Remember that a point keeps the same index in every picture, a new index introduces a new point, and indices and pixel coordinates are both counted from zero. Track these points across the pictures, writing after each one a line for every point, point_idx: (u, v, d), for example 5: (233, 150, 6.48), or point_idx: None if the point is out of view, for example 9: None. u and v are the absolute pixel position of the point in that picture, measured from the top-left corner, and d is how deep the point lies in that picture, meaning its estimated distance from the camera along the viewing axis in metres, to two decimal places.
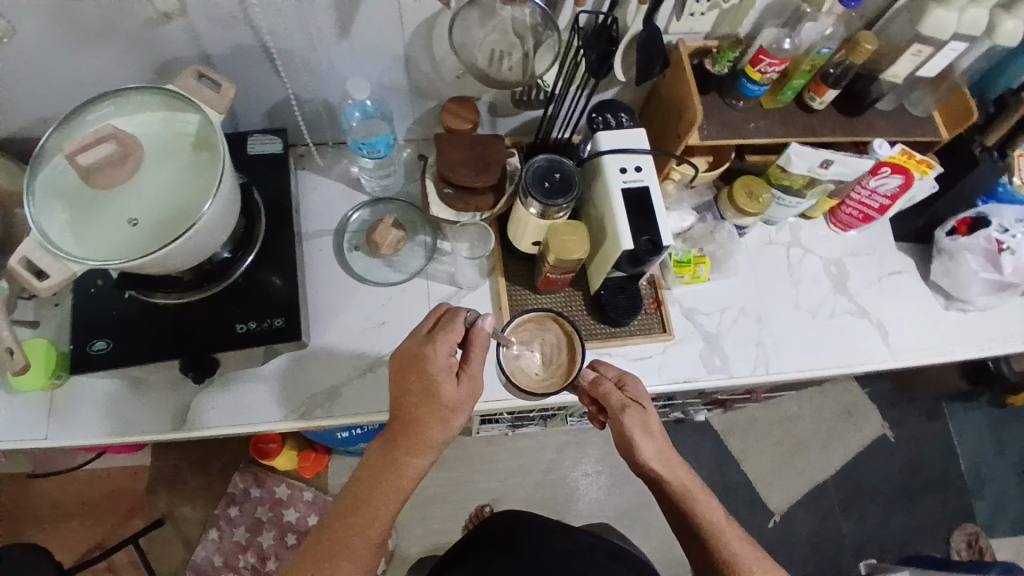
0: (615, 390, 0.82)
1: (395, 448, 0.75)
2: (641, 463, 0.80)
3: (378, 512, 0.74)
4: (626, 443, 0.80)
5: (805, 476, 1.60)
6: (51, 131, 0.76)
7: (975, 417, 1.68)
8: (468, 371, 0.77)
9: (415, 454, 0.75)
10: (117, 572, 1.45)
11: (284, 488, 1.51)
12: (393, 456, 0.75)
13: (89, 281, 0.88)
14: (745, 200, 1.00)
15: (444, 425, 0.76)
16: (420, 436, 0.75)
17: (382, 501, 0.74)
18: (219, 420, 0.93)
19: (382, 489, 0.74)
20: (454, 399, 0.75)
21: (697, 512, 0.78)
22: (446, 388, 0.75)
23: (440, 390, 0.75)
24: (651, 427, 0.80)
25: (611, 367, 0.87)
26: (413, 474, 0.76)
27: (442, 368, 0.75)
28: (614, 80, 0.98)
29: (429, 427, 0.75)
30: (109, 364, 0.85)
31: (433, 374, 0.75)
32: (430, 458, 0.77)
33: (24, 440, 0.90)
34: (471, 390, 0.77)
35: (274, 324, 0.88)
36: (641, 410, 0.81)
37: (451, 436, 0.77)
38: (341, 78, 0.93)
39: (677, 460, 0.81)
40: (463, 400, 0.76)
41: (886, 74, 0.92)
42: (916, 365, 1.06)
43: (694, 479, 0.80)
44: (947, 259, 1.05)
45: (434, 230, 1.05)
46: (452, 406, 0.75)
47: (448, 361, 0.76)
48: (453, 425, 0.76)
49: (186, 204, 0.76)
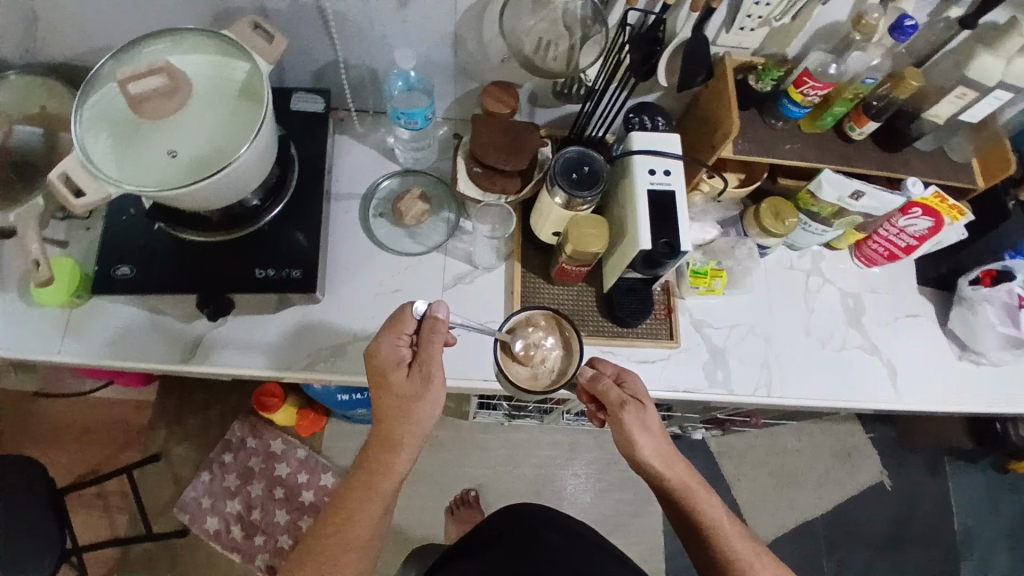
0: (613, 387, 0.83)
1: (369, 450, 0.79)
2: (638, 461, 0.81)
3: (358, 514, 0.77)
4: (624, 440, 0.81)
5: (793, 510, 1.59)
6: (106, 60, 0.79)
7: (976, 478, 1.65)
8: (420, 360, 0.78)
9: (386, 452, 0.78)
10: (107, 499, 1.49)
11: (279, 443, 1.55)
12: (366, 456, 0.79)
13: (122, 210, 0.92)
14: (771, 221, 1.00)
15: (404, 418, 0.77)
16: (384, 431, 0.78)
17: (366, 503, 0.78)
18: (227, 361, 0.95)
19: (361, 492, 0.78)
20: (406, 391, 0.78)
21: (696, 510, 0.81)
22: (394, 379, 0.78)
23: (388, 382, 0.78)
24: (648, 422, 0.81)
25: (611, 364, 0.88)
26: (396, 475, 0.79)
27: (387, 361, 0.78)
28: (656, 85, 0.98)
29: (388, 421, 0.78)
30: (130, 289, 0.88)
31: (380, 368, 0.79)
32: (410, 455, 0.79)
33: (37, 352, 0.94)
34: (425, 378, 0.78)
35: (292, 274, 0.90)
36: (640, 407, 0.81)
37: (420, 429, 0.78)
38: (389, 48, 0.95)
39: (676, 458, 0.83)
40: (417, 389, 0.78)
41: (929, 112, 0.91)
42: (922, 411, 1.05)
43: (692, 475, 0.82)
44: (966, 309, 1.04)
45: (458, 208, 1.07)
46: (407, 398, 0.78)
47: (395, 353, 0.79)
48: (416, 416, 0.78)
49: (224, 145, 0.78)
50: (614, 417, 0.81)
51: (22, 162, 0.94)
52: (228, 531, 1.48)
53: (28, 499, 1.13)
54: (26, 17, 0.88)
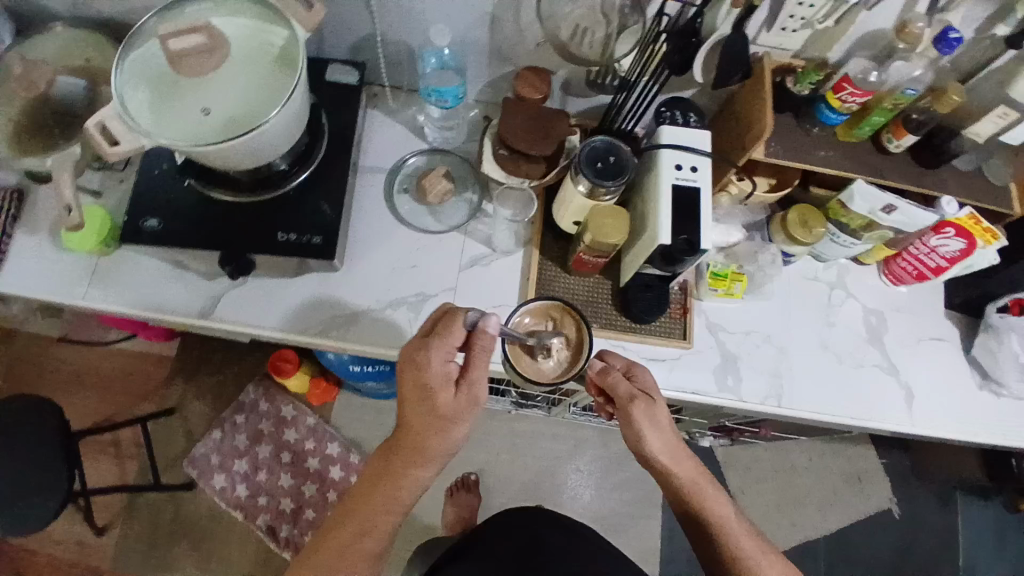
0: (623, 382, 0.82)
1: (392, 461, 0.79)
2: (646, 455, 0.81)
3: (376, 524, 0.79)
4: (633, 435, 0.80)
5: (796, 528, 1.56)
6: (151, 16, 0.81)
7: (989, 515, 1.60)
8: (468, 378, 0.77)
9: (411, 465, 0.79)
10: (121, 447, 1.53)
11: (291, 409, 1.58)
12: (389, 468, 0.79)
13: (154, 164, 0.94)
14: (798, 229, 0.98)
15: (441, 435, 0.77)
16: (417, 445, 0.78)
17: (384, 513, 0.79)
18: (245, 321, 0.98)
19: (378, 503, 0.79)
20: (451, 408, 0.76)
21: (705, 509, 0.81)
22: (441, 396, 0.75)
23: (435, 398, 0.75)
24: (658, 417, 0.80)
25: (620, 356, 0.86)
26: (414, 487, 0.80)
27: (437, 375, 0.75)
28: (691, 80, 0.97)
29: (425, 436, 0.77)
30: (155, 241, 0.91)
31: (427, 382, 0.75)
32: (431, 469, 0.80)
33: (64, 295, 0.97)
34: (471, 398, 0.77)
35: (312, 240, 0.92)
36: (649, 401, 0.80)
37: (450, 446, 0.79)
38: (426, 24, 0.95)
39: (685, 453, 0.82)
40: (461, 409, 0.77)
41: (969, 130, 0.88)
42: (935, 437, 1.02)
43: (699, 472, 0.82)
44: (991, 337, 1.01)
45: (481, 190, 1.07)
46: (449, 416, 0.76)
47: (444, 368, 0.76)
48: (451, 434, 0.77)
49: (256, 108, 0.80)
50: (623, 411, 0.80)
51: (64, 110, 0.97)
52: (234, 490, 1.51)
53: (44, 438, 1.17)
54: None
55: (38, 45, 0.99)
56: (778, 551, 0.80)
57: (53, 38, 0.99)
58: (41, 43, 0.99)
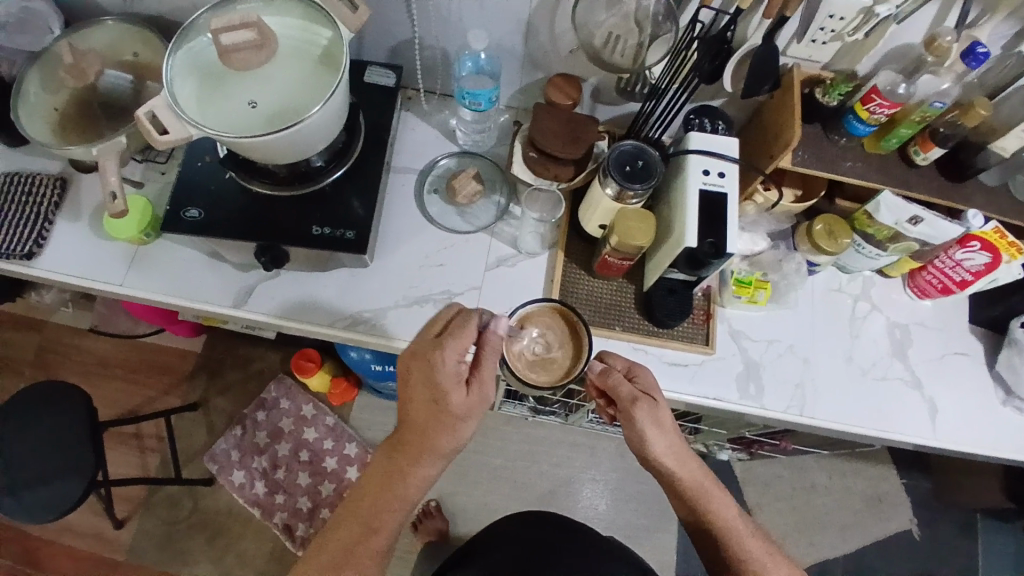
0: (625, 382, 0.81)
1: (399, 458, 0.80)
2: (651, 457, 0.81)
3: (383, 522, 0.79)
4: (637, 438, 0.80)
5: (813, 548, 1.54)
6: (205, 10, 0.85)
7: (1013, 542, 1.56)
8: (479, 377, 0.78)
9: (419, 462, 0.79)
10: (143, 440, 1.56)
11: (311, 407, 1.59)
12: (397, 464, 0.80)
13: (197, 156, 0.98)
14: (823, 237, 1.00)
15: (451, 433, 0.79)
16: (426, 444, 0.79)
17: (391, 510, 0.79)
18: (277, 312, 1.00)
19: (387, 500, 0.79)
20: (462, 408, 0.78)
21: (711, 513, 0.82)
22: (454, 397, 0.77)
23: (448, 398, 0.77)
24: (660, 418, 0.80)
25: (621, 358, 0.86)
26: (420, 483, 0.80)
27: (450, 376, 0.77)
28: (721, 90, 0.99)
29: (435, 437, 0.79)
30: (195, 230, 0.93)
31: (440, 382, 0.77)
32: (436, 466, 0.81)
33: (101, 282, 1.00)
34: (481, 397, 0.79)
35: (345, 235, 0.94)
36: (652, 402, 0.80)
37: (458, 443, 0.80)
38: (463, 29, 0.98)
39: (689, 457, 0.82)
40: (471, 408, 0.78)
41: (995, 145, 0.88)
42: (956, 453, 1.01)
43: (705, 475, 0.83)
44: (1014, 352, 1.00)
45: (510, 194, 1.09)
46: (460, 415, 0.78)
47: (457, 368, 0.77)
48: (460, 433, 0.79)
49: (298, 104, 0.83)
50: (627, 413, 0.80)
51: (109, 102, 1.00)
52: (252, 486, 1.53)
53: (69, 423, 1.19)
54: None
55: (88, 38, 1.03)
56: (782, 552, 0.82)
57: (103, 31, 1.04)
58: (90, 37, 1.03)
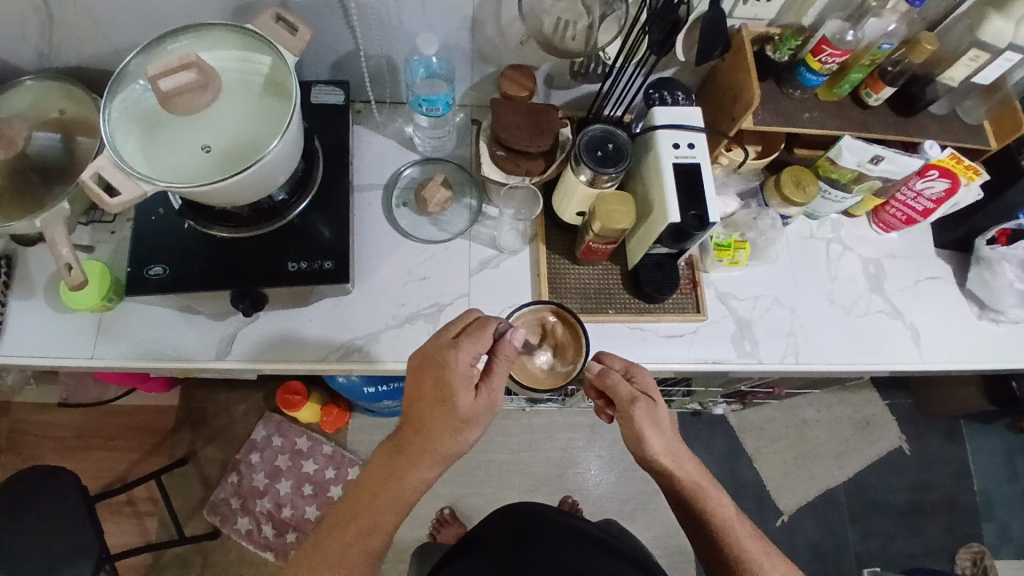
0: (624, 382, 0.81)
1: (400, 461, 0.77)
2: (648, 457, 0.80)
3: (378, 524, 0.76)
4: (634, 438, 0.80)
5: (816, 480, 1.61)
6: (134, 55, 0.79)
7: (993, 440, 1.67)
8: (489, 382, 0.76)
9: (419, 465, 0.76)
10: (135, 506, 1.49)
11: (306, 440, 1.55)
12: (395, 467, 0.77)
13: (150, 211, 0.92)
14: (791, 190, 1.01)
15: (455, 437, 0.75)
16: (428, 446, 0.76)
17: (386, 512, 0.77)
18: (264, 356, 0.96)
19: (381, 501, 0.77)
20: (469, 412, 0.75)
21: (708, 511, 0.80)
22: (462, 398, 0.74)
23: (457, 401, 0.74)
24: (658, 419, 0.80)
25: (618, 358, 0.85)
26: (417, 486, 0.78)
27: (462, 379, 0.74)
28: (673, 59, 1.00)
29: (439, 440, 0.75)
30: (164, 287, 0.88)
31: (450, 383, 0.74)
32: (436, 469, 0.77)
33: (72, 358, 0.94)
34: (489, 403, 0.76)
35: (324, 266, 0.91)
36: (650, 402, 0.80)
37: (460, 447, 0.77)
38: (409, 34, 0.95)
39: (686, 456, 0.82)
40: (478, 413, 0.75)
41: (942, 77, 0.92)
42: (938, 374, 1.07)
43: (702, 475, 0.81)
44: (984, 269, 1.05)
45: (480, 195, 1.07)
46: (466, 419, 0.75)
47: (469, 371, 0.75)
48: (464, 437, 0.76)
49: (255, 140, 0.79)
50: (624, 414, 0.79)
51: (46, 167, 0.93)
52: (261, 531, 1.49)
53: (64, 507, 1.13)
54: (41, 16, 0.87)
55: (6, 101, 0.95)
56: (778, 549, 0.80)
57: (21, 92, 0.96)
58: (7, 101, 0.95)
